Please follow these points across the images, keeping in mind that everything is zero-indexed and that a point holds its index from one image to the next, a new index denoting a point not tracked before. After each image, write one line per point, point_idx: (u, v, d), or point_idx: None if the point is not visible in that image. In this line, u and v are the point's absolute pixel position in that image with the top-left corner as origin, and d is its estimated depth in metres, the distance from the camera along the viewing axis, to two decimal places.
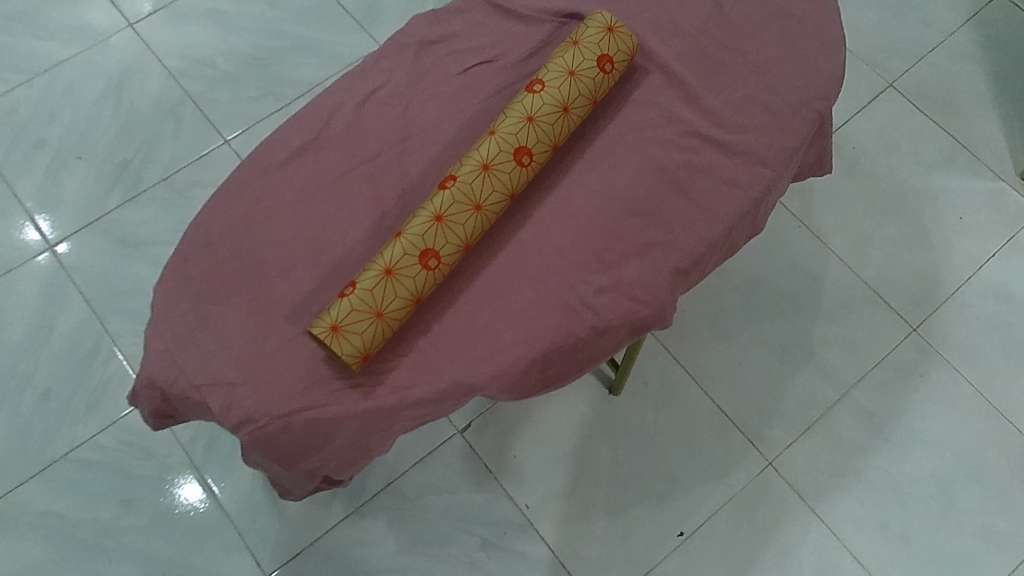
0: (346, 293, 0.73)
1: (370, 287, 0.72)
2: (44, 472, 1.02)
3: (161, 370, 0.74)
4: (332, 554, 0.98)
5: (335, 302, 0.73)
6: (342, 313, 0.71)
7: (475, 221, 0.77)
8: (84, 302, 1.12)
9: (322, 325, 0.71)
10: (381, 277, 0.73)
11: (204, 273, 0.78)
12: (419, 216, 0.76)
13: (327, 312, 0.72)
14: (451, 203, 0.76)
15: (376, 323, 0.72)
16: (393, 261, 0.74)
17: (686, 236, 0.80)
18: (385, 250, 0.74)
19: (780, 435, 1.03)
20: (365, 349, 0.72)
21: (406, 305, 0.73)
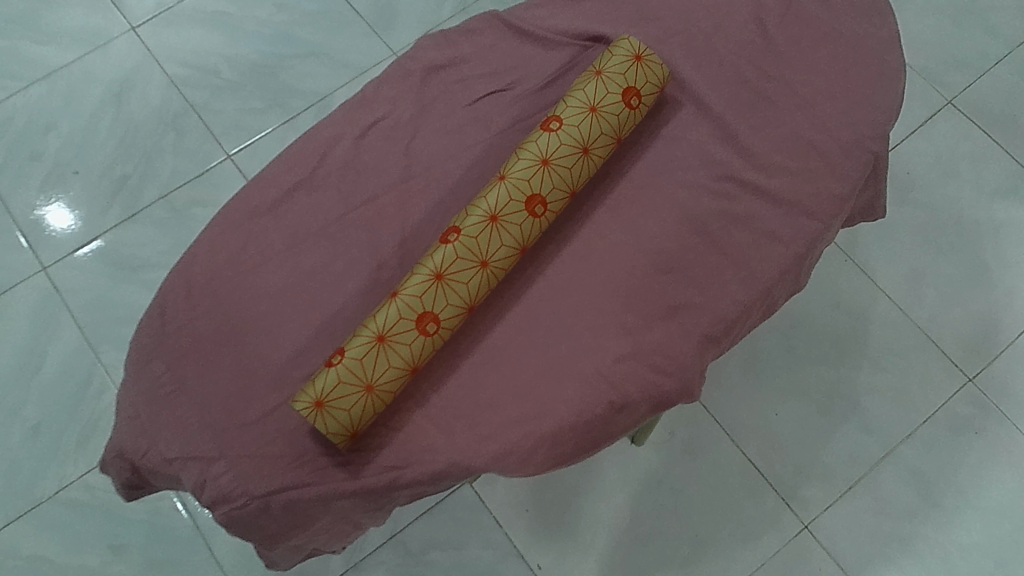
0: (333, 362, 0.65)
1: (360, 357, 0.65)
2: (32, 512, 0.97)
3: (133, 439, 0.68)
4: None
5: (321, 372, 0.65)
6: (328, 387, 0.64)
7: (480, 279, 0.68)
8: (78, 328, 1.07)
9: (304, 399, 0.64)
10: (372, 344, 0.65)
11: (182, 329, 0.71)
12: (418, 274, 0.68)
13: (311, 383, 0.65)
14: (454, 260, 0.68)
15: (365, 398, 0.64)
16: (386, 326, 0.66)
17: (719, 298, 0.71)
18: (379, 313, 0.67)
19: (818, 495, 0.94)
20: (352, 426, 0.64)
21: (400, 375, 0.66)
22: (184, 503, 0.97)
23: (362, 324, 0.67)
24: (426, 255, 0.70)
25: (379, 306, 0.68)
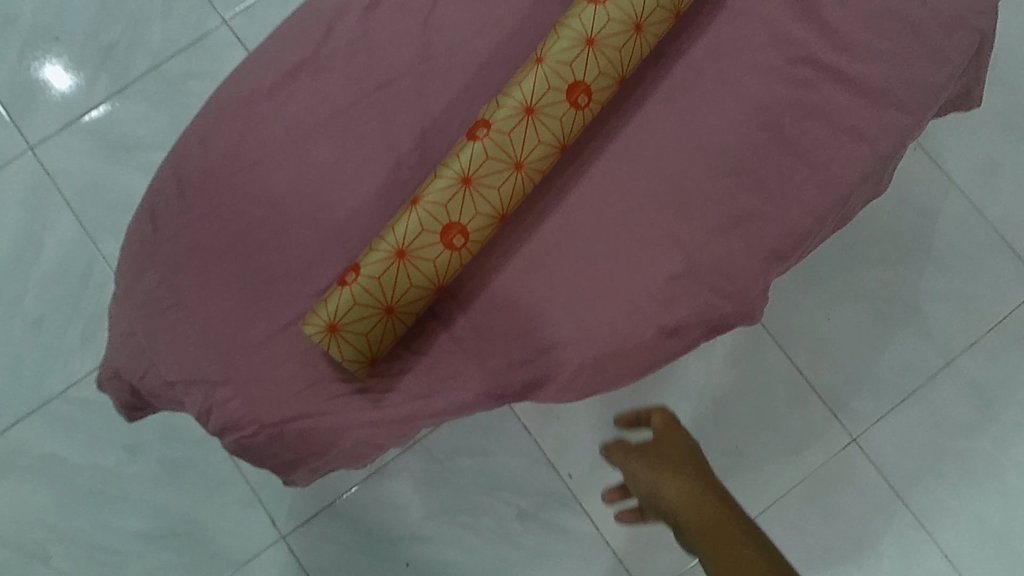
0: (346, 280, 0.57)
1: (378, 275, 0.56)
2: (41, 409, 0.93)
3: (130, 358, 0.62)
4: (354, 516, 0.88)
5: (333, 291, 0.57)
6: (342, 309, 0.56)
7: (513, 184, 0.59)
8: (73, 215, 0.98)
9: (316, 322, 0.57)
10: (391, 261, 0.57)
11: (175, 237, 0.62)
12: (442, 177, 0.58)
13: (322, 303, 0.57)
14: (483, 161, 0.58)
15: (385, 321, 0.57)
16: (406, 239, 0.57)
17: (789, 207, 0.62)
18: (397, 223, 0.58)
19: (868, 407, 0.89)
20: (371, 351, 0.58)
21: (424, 294, 0.58)
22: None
23: (378, 234, 0.59)
24: (451, 152, 0.60)
25: (397, 214, 0.59)
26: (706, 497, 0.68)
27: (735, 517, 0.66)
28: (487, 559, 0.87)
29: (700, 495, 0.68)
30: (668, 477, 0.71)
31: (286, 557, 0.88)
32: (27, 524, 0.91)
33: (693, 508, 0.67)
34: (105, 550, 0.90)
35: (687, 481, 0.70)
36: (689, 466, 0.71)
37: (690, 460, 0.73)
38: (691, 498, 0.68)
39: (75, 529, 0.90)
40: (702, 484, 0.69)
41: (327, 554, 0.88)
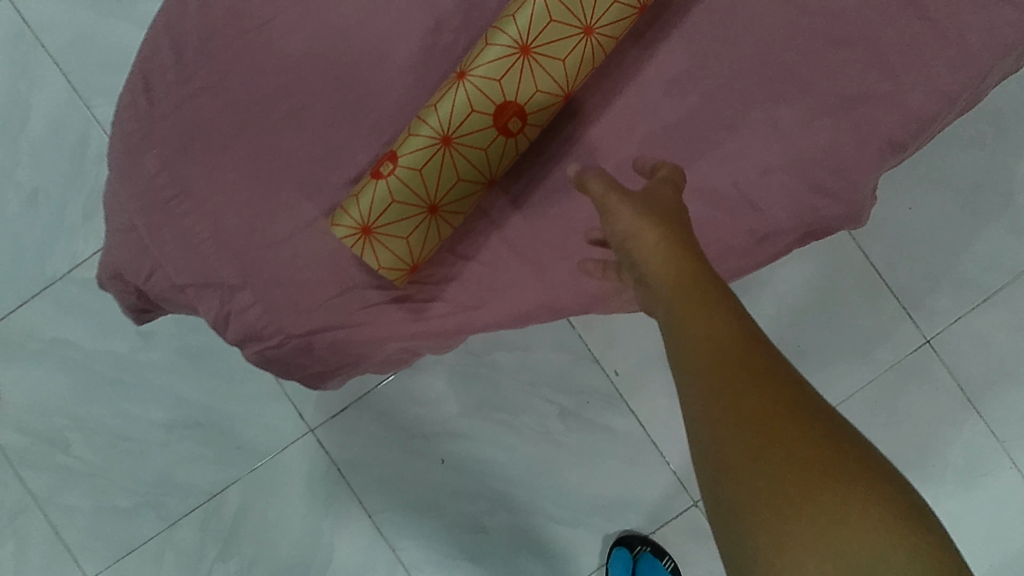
0: (381, 173, 0.47)
1: (419, 168, 0.47)
2: (47, 292, 0.87)
3: (132, 257, 0.54)
4: (385, 411, 0.83)
5: (367, 186, 0.48)
6: (376, 209, 0.47)
7: (581, 54, 0.48)
8: (62, 75, 0.87)
9: (347, 224, 0.48)
10: (434, 151, 0.47)
11: (175, 114, 0.52)
12: (495, 44, 0.47)
13: (354, 200, 0.48)
14: (547, 24, 0.47)
15: (428, 222, 0.49)
16: (452, 124, 0.47)
17: (915, 85, 0.50)
18: (440, 102, 0.47)
19: (946, 306, 0.81)
20: (412, 257, 0.49)
21: (474, 188, 0.49)
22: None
23: (417, 114, 0.48)
24: (505, 11, 0.48)
25: (440, 89, 0.48)
26: (717, 317, 0.36)
27: (752, 333, 0.36)
28: (527, 457, 0.82)
29: (704, 310, 0.36)
30: (657, 250, 0.39)
31: (315, 451, 0.84)
32: (42, 412, 0.86)
33: (705, 336, 0.35)
34: (125, 439, 0.85)
35: (682, 257, 0.38)
36: (692, 268, 0.38)
37: (678, 212, 0.42)
38: (698, 354, 0.35)
39: (92, 418, 0.86)
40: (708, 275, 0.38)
41: (359, 449, 0.84)
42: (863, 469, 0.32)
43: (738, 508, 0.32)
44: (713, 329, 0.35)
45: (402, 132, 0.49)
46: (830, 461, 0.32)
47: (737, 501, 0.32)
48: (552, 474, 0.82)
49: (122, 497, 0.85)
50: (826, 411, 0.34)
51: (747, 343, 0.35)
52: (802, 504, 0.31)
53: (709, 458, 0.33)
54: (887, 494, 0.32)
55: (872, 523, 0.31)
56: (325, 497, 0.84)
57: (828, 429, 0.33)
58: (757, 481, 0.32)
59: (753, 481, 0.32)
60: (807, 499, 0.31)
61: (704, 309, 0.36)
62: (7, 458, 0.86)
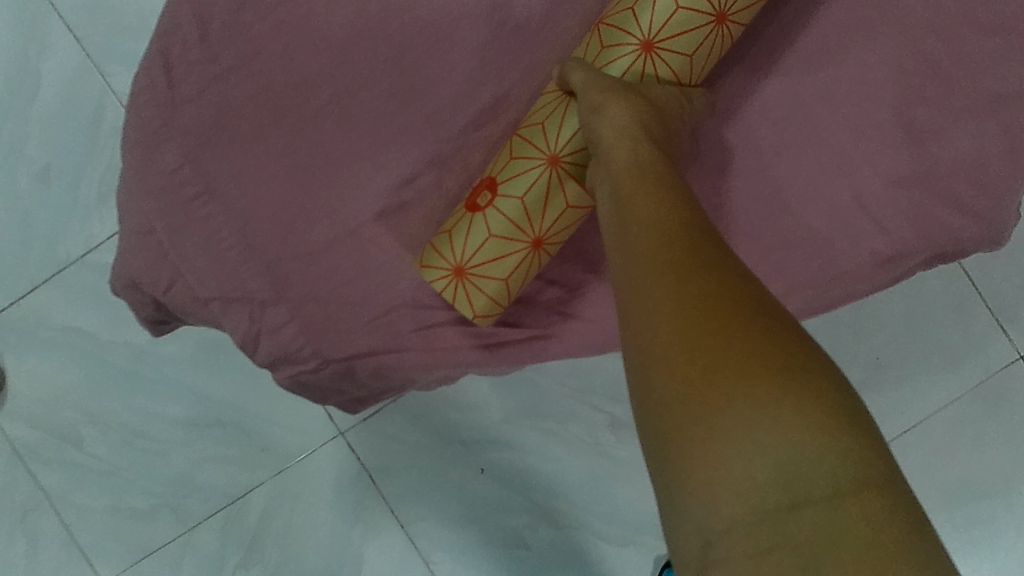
0: (475, 203, 0.42)
1: (523, 197, 0.41)
2: (59, 277, 0.80)
3: (148, 264, 0.47)
4: (420, 414, 0.77)
5: (458, 219, 0.42)
6: (473, 246, 0.41)
7: (711, 45, 0.42)
8: (74, 40, 0.80)
9: (435, 263, 0.42)
10: (541, 175, 0.41)
11: (199, 99, 0.45)
12: (612, 43, 0.42)
13: (443, 235, 0.42)
14: (671, 15, 0.41)
15: (531, 259, 0.42)
16: (561, 143, 0.41)
17: None
18: (548, 121, 0.42)
19: None
20: (510, 298, 0.43)
21: (581, 215, 0.42)
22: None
23: (512, 136, 0.43)
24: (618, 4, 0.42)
25: (540, 107, 0.43)
26: (663, 214, 0.35)
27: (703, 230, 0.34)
28: (575, 470, 0.76)
29: (652, 196, 0.36)
30: (621, 142, 0.38)
31: (345, 455, 0.78)
32: (53, 405, 0.80)
33: (649, 225, 0.34)
34: (142, 437, 0.80)
35: (647, 153, 0.38)
36: (654, 164, 0.37)
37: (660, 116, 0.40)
38: (639, 246, 0.34)
39: (108, 412, 0.80)
40: (668, 173, 0.37)
41: (392, 454, 0.77)
42: (790, 353, 0.30)
43: (661, 400, 0.31)
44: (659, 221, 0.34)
45: (495, 158, 0.43)
46: (764, 361, 0.30)
47: (662, 390, 0.31)
48: (602, 488, 0.75)
49: (139, 497, 0.80)
50: (768, 303, 0.32)
51: (688, 237, 0.34)
52: (727, 396, 0.30)
53: (643, 348, 0.33)
54: (825, 395, 0.29)
55: (799, 423, 0.28)
56: (354, 505, 0.78)
57: (768, 328, 0.31)
58: (683, 365, 0.31)
59: (680, 365, 0.31)
60: (732, 393, 0.29)
61: (652, 202, 0.35)
62: (17, 453, 0.80)
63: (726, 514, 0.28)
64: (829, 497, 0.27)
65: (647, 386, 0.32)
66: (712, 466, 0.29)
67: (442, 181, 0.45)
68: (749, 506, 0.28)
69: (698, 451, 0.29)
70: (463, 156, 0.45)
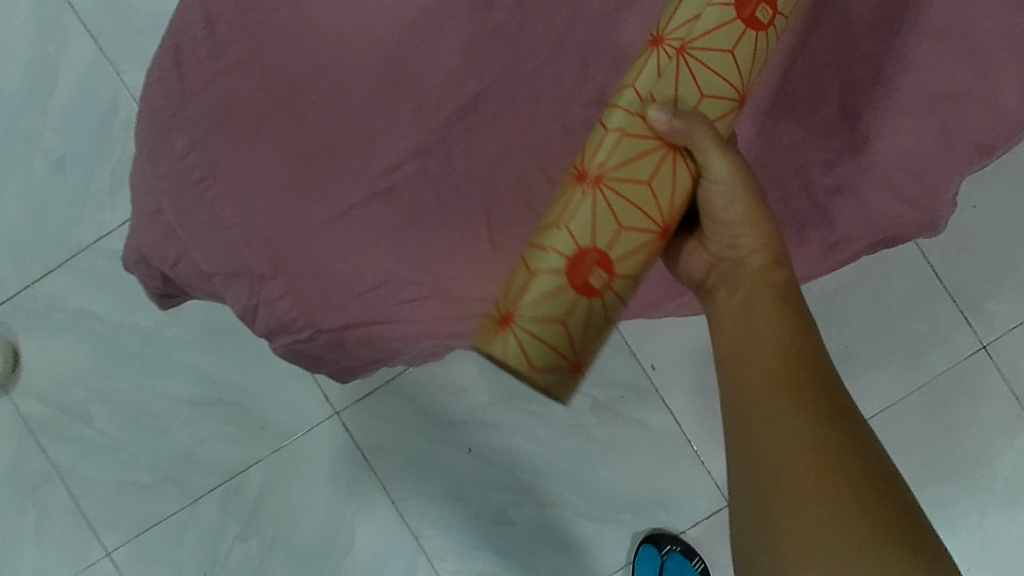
0: (587, 285, 0.39)
1: (637, 275, 0.40)
2: (72, 262, 0.85)
3: (158, 241, 0.51)
4: (412, 396, 0.81)
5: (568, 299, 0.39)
6: (592, 332, 0.39)
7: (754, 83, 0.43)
8: (90, 38, 0.84)
9: (546, 353, 0.39)
10: (652, 251, 0.40)
11: (207, 91, 0.49)
12: (712, 97, 0.39)
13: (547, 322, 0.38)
14: (758, 68, 0.41)
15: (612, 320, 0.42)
16: (670, 215, 0.40)
17: (1013, 81, 0.46)
18: (655, 186, 0.39)
19: (1007, 311, 0.76)
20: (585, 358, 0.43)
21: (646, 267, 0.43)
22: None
23: (605, 196, 0.38)
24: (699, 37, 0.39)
25: (632, 161, 0.39)
26: (787, 323, 0.41)
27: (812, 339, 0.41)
28: (557, 450, 0.80)
29: (782, 327, 0.41)
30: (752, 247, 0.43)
31: (340, 434, 0.82)
32: (64, 383, 0.85)
33: (780, 356, 0.40)
34: (147, 414, 0.84)
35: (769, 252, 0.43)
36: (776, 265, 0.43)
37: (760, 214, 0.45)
38: (765, 345, 0.40)
39: (115, 390, 0.84)
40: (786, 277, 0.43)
41: (384, 433, 0.82)
42: (886, 489, 0.37)
43: (766, 472, 0.38)
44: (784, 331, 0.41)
45: (586, 222, 0.39)
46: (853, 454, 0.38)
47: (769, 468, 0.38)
48: (583, 469, 0.79)
49: (144, 472, 0.84)
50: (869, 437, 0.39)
51: (805, 344, 0.41)
52: (827, 479, 0.37)
53: (755, 427, 0.39)
54: (909, 525, 0.36)
55: (877, 505, 0.36)
56: (348, 482, 0.82)
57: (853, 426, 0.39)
58: (805, 483, 0.37)
59: (803, 483, 0.37)
60: (836, 481, 0.37)
61: (784, 312, 0.41)
62: (29, 428, 0.85)
63: None
64: None
65: (755, 455, 0.39)
66: (806, 534, 0.36)
67: (426, 169, 0.49)
68: None
69: (795, 522, 0.37)
70: (447, 146, 0.48)
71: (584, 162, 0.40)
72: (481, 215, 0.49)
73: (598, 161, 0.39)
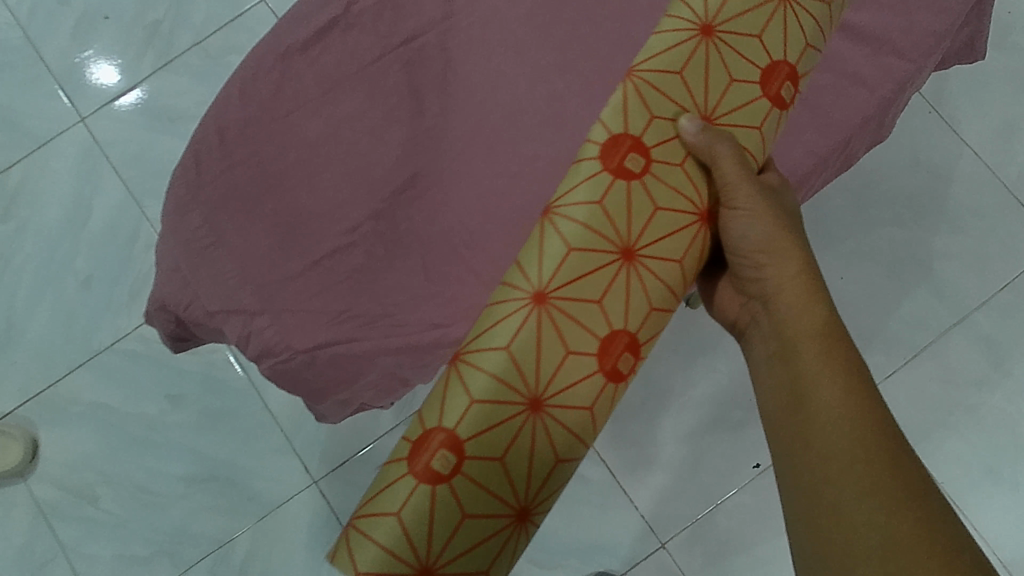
0: (429, 468, 0.41)
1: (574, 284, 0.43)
2: (90, 362, 0.99)
3: (173, 293, 0.67)
4: (382, 462, 0.94)
5: (530, 345, 0.42)
6: (493, 443, 0.42)
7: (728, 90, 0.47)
8: (120, 182, 1.04)
9: (352, 550, 0.41)
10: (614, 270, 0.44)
11: (218, 179, 0.66)
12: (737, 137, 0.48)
13: (370, 513, 0.41)
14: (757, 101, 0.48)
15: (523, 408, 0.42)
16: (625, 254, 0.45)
17: (793, 146, 0.64)
18: (687, 168, 0.46)
19: (881, 362, 0.91)
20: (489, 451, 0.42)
21: (588, 293, 0.43)
22: (236, 358, 0.97)
23: (643, 270, 0.44)
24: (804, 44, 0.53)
25: (657, 231, 0.45)
26: (838, 346, 0.48)
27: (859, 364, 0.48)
28: None
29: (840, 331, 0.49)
30: (789, 289, 0.50)
31: (318, 500, 0.94)
32: (75, 469, 0.96)
33: (848, 351, 0.48)
34: (147, 492, 0.95)
35: (818, 291, 0.50)
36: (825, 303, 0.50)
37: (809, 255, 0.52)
38: (840, 342, 0.48)
39: (120, 473, 0.96)
40: (817, 291, 0.51)
41: (357, 498, 0.94)
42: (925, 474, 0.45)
43: (864, 455, 0.45)
44: (828, 353, 0.48)
45: (605, 313, 0.43)
46: (897, 450, 0.45)
47: (787, 463, 0.47)
48: None
49: (141, 545, 0.94)
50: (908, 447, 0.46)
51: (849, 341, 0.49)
52: (883, 481, 0.44)
53: (852, 426, 0.45)
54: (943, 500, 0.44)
55: (917, 484, 0.44)
56: (327, 544, 0.93)
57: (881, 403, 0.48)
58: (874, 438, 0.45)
59: (883, 448, 0.45)
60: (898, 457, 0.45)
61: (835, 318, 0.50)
62: (40, 510, 0.95)
63: (912, 537, 0.42)
64: (948, 541, 0.42)
65: (851, 419, 0.46)
66: (881, 462, 0.44)
67: (378, 229, 0.65)
68: (918, 531, 0.42)
69: (879, 460, 0.44)
70: (393, 211, 0.65)
71: (621, 236, 0.44)
72: (420, 260, 0.65)
73: (628, 234, 0.44)
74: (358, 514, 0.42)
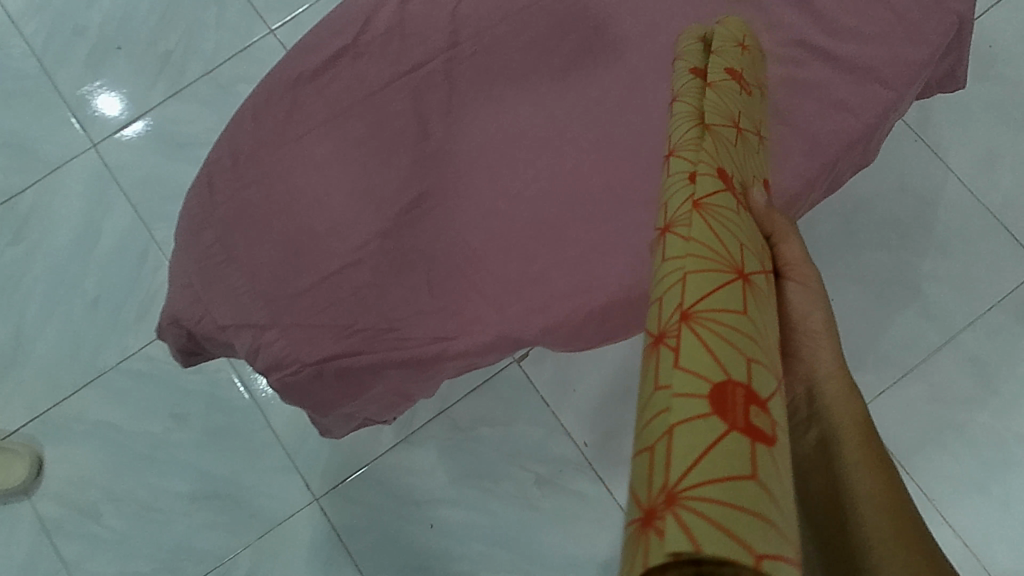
0: (745, 422, 0.30)
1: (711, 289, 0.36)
2: (96, 381, 1.01)
3: (185, 308, 0.69)
4: (383, 479, 0.96)
5: (757, 316, 0.37)
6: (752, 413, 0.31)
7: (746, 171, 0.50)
8: (129, 205, 1.07)
9: (727, 529, 0.27)
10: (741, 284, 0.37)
11: (232, 199, 0.69)
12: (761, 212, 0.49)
13: (719, 482, 0.28)
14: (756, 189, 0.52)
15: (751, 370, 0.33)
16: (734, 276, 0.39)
17: (784, 168, 0.66)
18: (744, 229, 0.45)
19: (872, 381, 0.93)
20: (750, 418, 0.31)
21: (724, 302, 0.36)
22: (240, 378, 0.99)
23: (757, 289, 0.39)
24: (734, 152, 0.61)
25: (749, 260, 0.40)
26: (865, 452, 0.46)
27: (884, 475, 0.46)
28: (507, 520, 0.94)
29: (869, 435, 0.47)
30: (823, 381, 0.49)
31: (319, 517, 0.95)
32: (79, 486, 0.97)
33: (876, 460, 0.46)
34: (151, 509, 0.97)
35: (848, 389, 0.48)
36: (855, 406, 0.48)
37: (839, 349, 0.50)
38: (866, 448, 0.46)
39: (124, 490, 0.97)
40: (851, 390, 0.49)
41: (358, 515, 0.95)
42: None
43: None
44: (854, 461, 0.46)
45: (750, 320, 0.36)
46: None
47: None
48: (529, 537, 0.93)
49: (144, 562, 0.95)
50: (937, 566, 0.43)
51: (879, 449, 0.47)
52: None
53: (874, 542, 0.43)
54: None
55: None
56: (328, 561, 0.94)
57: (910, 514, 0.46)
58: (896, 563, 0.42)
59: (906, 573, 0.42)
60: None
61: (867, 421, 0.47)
62: (44, 528, 0.96)
63: None
64: None
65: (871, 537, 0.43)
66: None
67: (384, 247, 0.67)
68: None
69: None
70: (400, 230, 0.68)
71: (731, 258, 0.38)
72: (424, 276, 0.67)
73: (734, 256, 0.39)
74: (690, 486, 0.28)
